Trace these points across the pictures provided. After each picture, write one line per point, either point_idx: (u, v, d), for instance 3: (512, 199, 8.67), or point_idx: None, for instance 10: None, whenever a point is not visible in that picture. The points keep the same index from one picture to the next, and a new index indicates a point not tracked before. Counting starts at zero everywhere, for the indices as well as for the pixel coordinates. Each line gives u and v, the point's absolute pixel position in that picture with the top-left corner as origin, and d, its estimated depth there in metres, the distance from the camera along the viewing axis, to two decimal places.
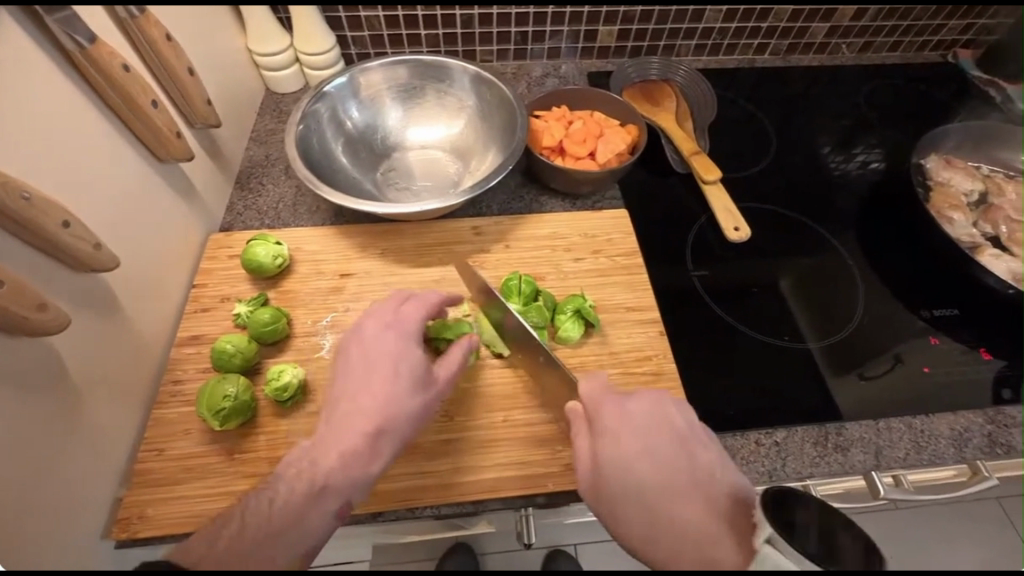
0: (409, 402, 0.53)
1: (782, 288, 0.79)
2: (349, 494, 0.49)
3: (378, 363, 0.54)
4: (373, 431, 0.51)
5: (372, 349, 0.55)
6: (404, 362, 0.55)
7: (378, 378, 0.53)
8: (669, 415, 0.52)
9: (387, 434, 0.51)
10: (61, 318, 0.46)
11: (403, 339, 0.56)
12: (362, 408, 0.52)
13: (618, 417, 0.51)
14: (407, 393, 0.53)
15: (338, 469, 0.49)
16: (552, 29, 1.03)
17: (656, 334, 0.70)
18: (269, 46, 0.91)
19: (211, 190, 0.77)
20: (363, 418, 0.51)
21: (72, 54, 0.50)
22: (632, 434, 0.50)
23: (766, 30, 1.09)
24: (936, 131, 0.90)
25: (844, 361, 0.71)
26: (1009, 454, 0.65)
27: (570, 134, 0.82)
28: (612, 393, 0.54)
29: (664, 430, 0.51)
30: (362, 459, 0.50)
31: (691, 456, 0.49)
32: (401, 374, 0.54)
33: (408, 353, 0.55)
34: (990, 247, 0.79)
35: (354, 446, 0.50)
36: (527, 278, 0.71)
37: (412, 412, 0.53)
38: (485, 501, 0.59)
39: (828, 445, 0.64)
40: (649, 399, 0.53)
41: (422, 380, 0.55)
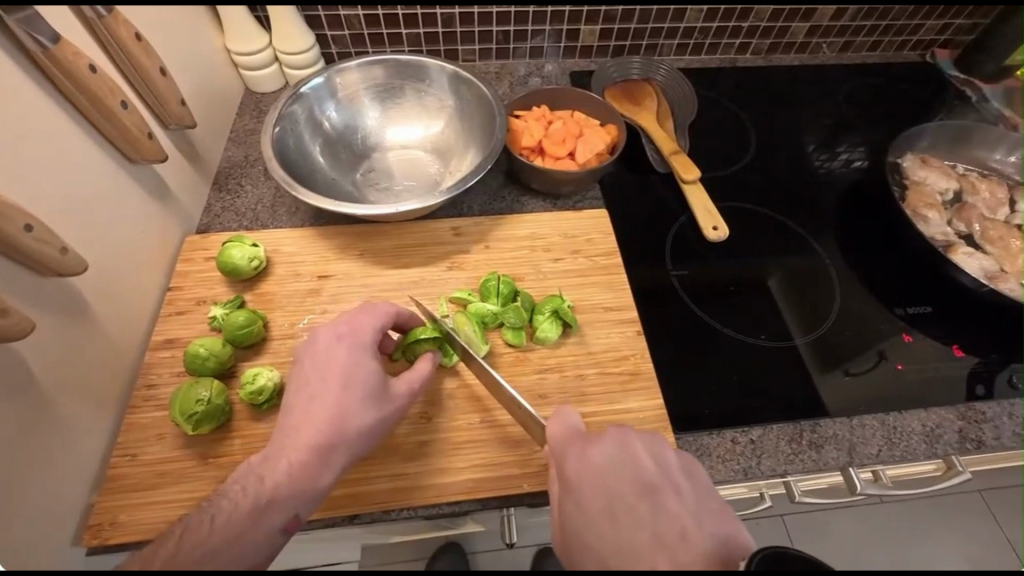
0: (364, 412, 0.53)
1: (771, 287, 0.80)
2: (298, 506, 0.48)
3: (333, 374, 0.54)
4: (333, 418, 0.51)
5: (328, 360, 0.55)
6: (359, 371, 0.54)
7: (333, 390, 0.53)
8: (637, 458, 0.47)
9: (338, 444, 0.51)
10: (23, 323, 0.46)
11: (359, 349, 0.56)
12: (316, 419, 0.51)
13: (580, 464, 0.47)
14: (364, 403, 0.53)
15: (285, 482, 0.48)
16: (534, 29, 1.03)
17: (634, 334, 0.70)
18: (246, 46, 0.90)
19: (187, 192, 0.77)
20: (314, 430, 0.50)
21: (34, 54, 0.49)
22: (595, 484, 0.46)
23: (747, 30, 1.09)
24: (912, 130, 0.91)
25: (823, 359, 0.72)
26: (980, 448, 0.66)
27: (550, 134, 0.82)
28: (580, 434, 0.50)
29: (632, 478, 0.46)
30: (314, 470, 0.49)
31: (660, 508, 0.44)
32: (357, 384, 0.54)
33: (364, 363, 0.55)
34: (963, 245, 0.80)
35: (304, 458, 0.49)
36: (506, 278, 0.71)
37: (366, 423, 0.53)
38: (462, 502, 0.59)
39: (803, 442, 0.65)
40: (615, 441, 0.48)
41: (379, 391, 0.55)
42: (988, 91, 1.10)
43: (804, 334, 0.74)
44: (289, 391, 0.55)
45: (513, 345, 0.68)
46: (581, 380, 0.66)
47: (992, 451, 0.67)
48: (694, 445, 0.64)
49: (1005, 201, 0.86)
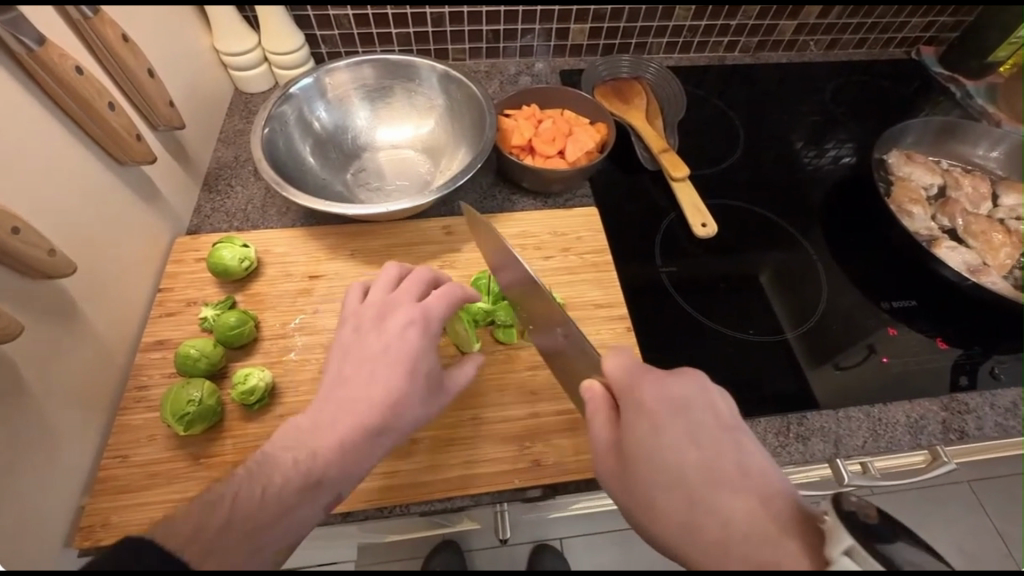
0: (417, 402, 0.54)
1: (762, 281, 0.81)
2: (343, 486, 0.49)
3: (397, 359, 0.54)
4: (394, 405, 0.52)
5: (392, 343, 0.55)
6: (421, 359, 0.55)
7: (394, 375, 0.53)
8: (712, 399, 0.48)
9: (389, 429, 0.52)
10: (11, 326, 0.46)
11: (427, 338, 0.56)
12: (376, 400, 0.51)
13: (659, 394, 0.48)
14: (419, 392, 0.54)
15: (338, 461, 0.48)
16: (523, 28, 1.03)
17: (624, 330, 0.71)
18: (235, 46, 0.90)
19: (177, 193, 0.76)
20: (372, 409, 0.51)
21: (20, 56, 0.49)
22: (667, 415, 0.46)
23: (735, 28, 1.10)
24: (897, 127, 0.92)
25: (819, 354, 0.73)
26: (963, 439, 0.68)
27: (539, 133, 0.83)
28: (643, 368, 0.50)
29: (706, 415, 0.47)
30: (363, 453, 0.50)
31: (735, 445, 0.45)
32: (418, 373, 0.54)
33: (426, 352, 0.56)
34: (947, 240, 0.82)
35: (361, 438, 0.50)
36: (496, 276, 0.71)
37: (416, 413, 0.54)
38: (454, 498, 0.60)
39: (789, 435, 0.66)
40: (691, 381, 0.49)
41: (433, 381, 0.56)
42: (972, 88, 1.12)
43: (795, 329, 0.75)
44: (338, 366, 0.55)
45: (505, 341, 0.69)
46: None
47: (975, 441, 0.68)
48: None
49: (987, 196, 0.88)
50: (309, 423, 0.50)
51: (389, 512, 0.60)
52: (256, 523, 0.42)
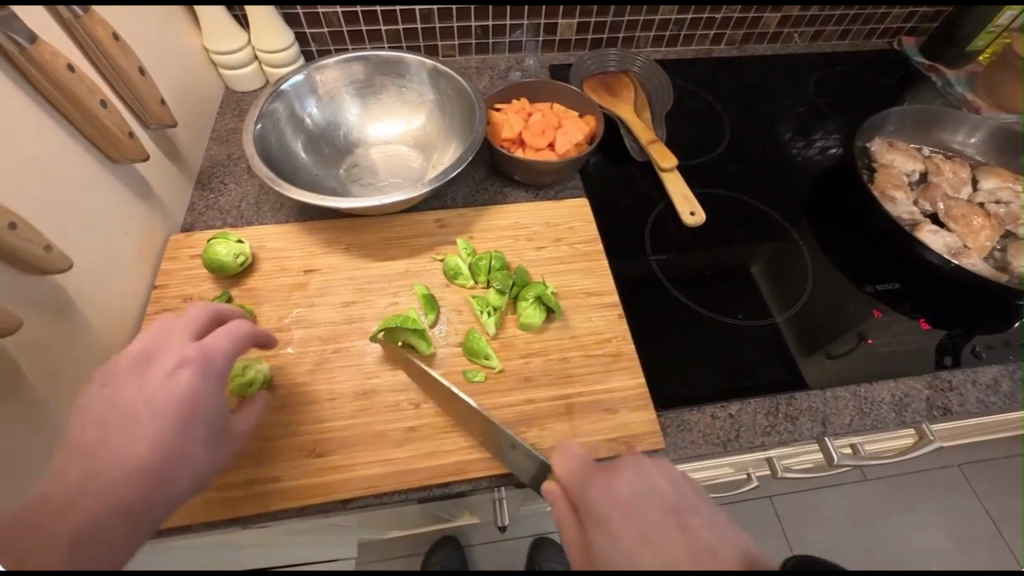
0: (203, 446, 0.49)
1: (753, 272, 0.82)
2: (133, 541, 0.41)
3: (179, 398, 0.48)
4: (177, 453, 0.46)
5: (160, 386, 0.48)
6: (207, 400, 0.50)
7: (174, 419, 0.47)
8: (655, 483, 0.47)
9: (170, 477, 0.45)
10: (10, 320, 0.46)
11: (209, 376, 0.51)
12: (195, 445, 0.46)
13: (603, 493, 0.47)
14: (209, 436, 0.49)
15: (122, 513, 0.41)
16: (512, 23, 1.04)
17: (616, 317, 0.72)
18: (226, 45, 0.90)
19: (169, 191, 0.77)
20: (164, 458, 0.45)
21: (11, 54, 0.49)
22: (618, 509, 0.45)
23: (721, 21, 1.12)
24: (878, 115, 0.94)
25: (813, 342, 0.74)
26: (947, 415, 0.70)
27: (529, 126, 0.84)
28: (590, 468, 0.52)
29: (653, 502, 0.45)
30: (149, 502, 0.43)
31: (686, 525, 0.42)
32: (199, 416, 0.49)
33: (212, 393, 0.50)
34: (929, 224, 0.84)
35: (147, 483, 0.43)
36: (497, 254, 0.74)
37: (203, 458, 0.48)
38: (454, 483, 0.61)
39: (779, 415, 0.67)
40: (632, 470, 0.49)
41: (217, 432, 0.51)
42: (952, 77, 1.14)
43: (783, 312, 0.78)
44: (77, 429, 0.44)
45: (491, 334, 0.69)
46: (565, 363, 0.68)
47: (959, 417, 0.70)
48: (675, 422, 0.66)
49: (967, 181, 0.90)
50: (93, 493, 0.41)
51: (389, 499, 0.60)
52: None
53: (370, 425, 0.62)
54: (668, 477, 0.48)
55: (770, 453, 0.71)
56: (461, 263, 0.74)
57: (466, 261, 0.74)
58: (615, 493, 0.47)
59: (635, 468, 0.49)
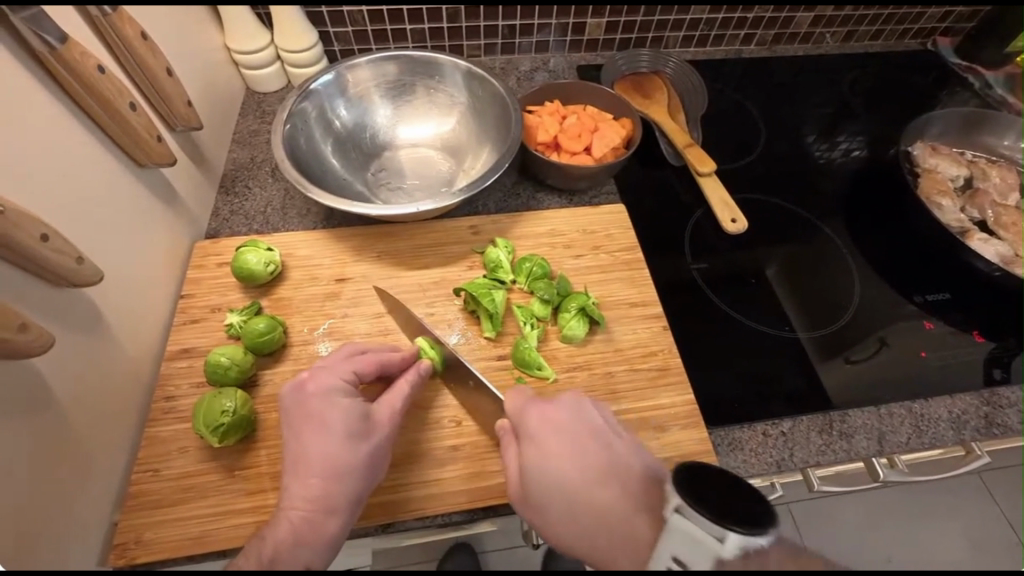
0: (351, 453, 0.50)
1: (768, 275, 0.80)
2: (309, 560, 0.46)
3: (306, 424, 0.50)
4: (329, 464, 0.49)
5: (296, 411, 0.51)
6: (333, 414, 0.51)
7: (307, 442, 0.50)
8: (588, 414, 0.53)
9: (335, 494, 0.48)
10: (43, 338, 0.44)
11: (331, 392, 0.52)
12: (304, 474, 0.48)
13: (541, 424, 0.52)
14: (352, 443, 0.50)
15: (291, 541, 0.46)
16: (540, 23, 1.01)
17: (660, 329, 0.70)
18: (249, 44, 0.87)
19: (195, 196, 0.74)
20: (304, 485, 0.48)
21: (40, 54, 0.46)
22: (550, 436, 0.51)
23: (753, 20, 1.09)
24: (921, 119, 0.91)
25: (832, 346, 0.72)
26: (1005, 433, 0.67)
27: (565, 129, 0.81)
28: (527, 399, 0.55)
29: (580, 429, 0.52)
30: (316, 523, 0.47)
31: (607, 447, 0.50)
32: (336, 429, 0.50)
33: (336, 405, 0.51)
34: (978, 231, 0.81)
35: (304, 511, 0.47)
36: (540, 260, 0.71)
37: (357, 464, 0.50)
38: (499, 506, 0.58)
39: (832, 433, 0.65)
40: (570, 405, 0.53)
41: (362, 430, 0.51)
42: (990, 77, 1.11)
43: (806, 326, 0.74)
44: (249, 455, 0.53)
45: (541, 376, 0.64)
46: (609, 378, 0.65)
47: (1017, 435, 0.67)
48: (726, 439, 0.64)
49: (1015, 186, 0.87)
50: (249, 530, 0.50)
51: (430, 521, 0.58)
52: None
53: (412, 443, 0.60)
54: (605, 414, 0.54)
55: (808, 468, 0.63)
56: (501, 256, 0.72)
57: (507, 255, 0.72)
58: (552, 425, 0.52)
59: (582, 403, 0.54)
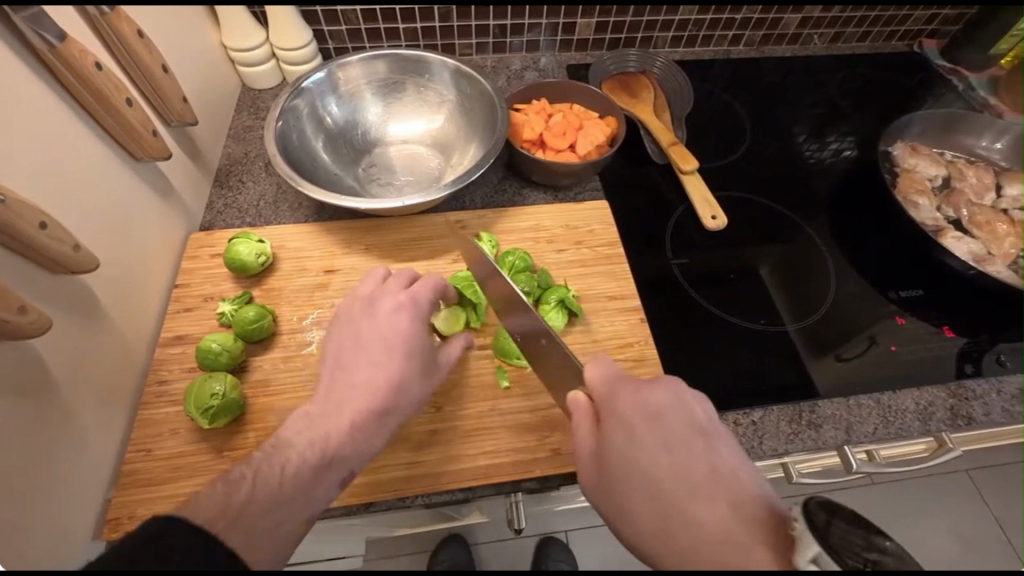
0: (416, 380, 0.56)
1: (764, 276, 0.81)
2: (352, 464, 0.49)
3: (390, 339, 0.55)
4: (399, 382, 0.54)
5: (384, 324, 0.56)
6: (415, 341, 0.57)
7: (388, 355, 0.54)
8: (689, 405, 0.48)
9: (393, 411, 0.53)
10: (42, 321, 0.46)
11: (402, 316, 0.57)
12: (373, 385, 0.53)
13: (630, 401, 0.48)
14: (414, 369, 0.55)
15: (350, 442, 0.49)
16: (530, 22, 1.03)
17: (638, 321, 0.72)
18: (245, 41, 0.89)
19: (190, 188, 0.76)
20: (375, 394, 0.52)
21: (42, 53, 0.49)
22: (646, 421, 0.47)
23: (741, 22, 1.11)
24: (902, 119, 0.93)
25: (822, 344, 0.74)
26: (969, 425, 0.69)
27: (550, 127, 0.83)
28: (621, 378, 0.51)
29: (685, 420, 0.47)
30: (369, 436, 0.51)
31: (713, 450, 0.45)
32: (402, 349, 0.55)
33: (406, 328, 0.57)
34: (953, 230, 0.83)
35: (367, 420, 0.51)
36: (523, 254, 0.74)
37: (417, 392, 0.55)
38: (478, 487, 0.60)
39: (802, 422, 0.67)
40: (669, 388, 0.49)
41: (429, 365, 0.58)
42: (974, 80, 1.12)
43: (795, 320, 0.76)
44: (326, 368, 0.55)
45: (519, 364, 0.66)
46: None
47: (982, 427, 0.69)
48: None
49: (991, 186, 0.89)
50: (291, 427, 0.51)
51: (411, 502, 0.60)
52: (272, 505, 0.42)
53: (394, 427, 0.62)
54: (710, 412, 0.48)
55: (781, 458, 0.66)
56: (485, 250, 0.74)
57: (490, 248, 0.74)
58: (648, 410, 0.47)
59: (684, 392, 0.49)
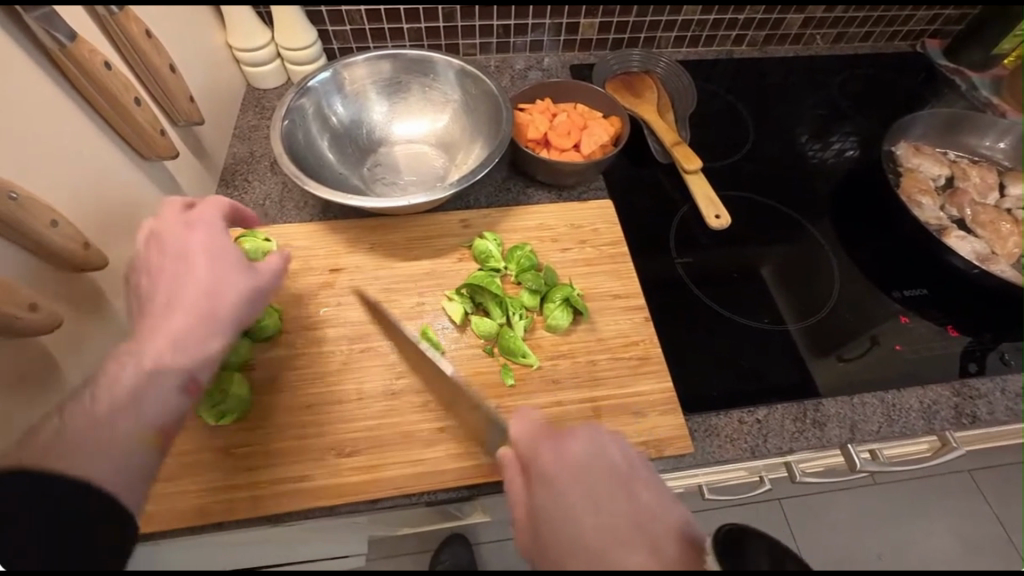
0: (224, 287, 0.58)
1: (764, 275, 0.82)
2: (187, 375, 0.53)
3: (184, 255, 0.58)
4: (192, 302, 0.56)
5: (195, 243, 0.58)
6: (200, 266, 0.57)
7: (189, 277, 0.56)
8: (606, 450, 0.49)
9: (204, 322, 0.56)
10: (51, 318, 0.47)
11: (206, 237, 0.59)
12: (176, 309, 0.55)
13: (552, 457, 0.48)
14: (226, 276, 0.58)
15: (166, 359, 0.52)
16: (534, 23, 1.04)
17: (642, 320, 0.72)
18: (250, 42, 0.90)
19: (196, 187, 0.77)
20: (188, 311, 0.55)
21: (51, 51, 0.49)
22: (568, 473, 0.47)
23: (744, 22, 1.11)
24: (905, 118, 0.93)
25: (826, 344, 0.74)
26: (974, 423, 0.69)
27: (554, 126, 0.84)
28: (542, 433, 0.51)
29: (602, 470, 0.48)
30: (198, 349, 0.54)
31: (633, 496, 0.46)
32: (199, 278, 0.57)
33: (205, 256, 0.58)
34: (956, 229, 0.83)
35: (183, 340, 0.54)
36: (530, 252, 0.74)
37: (220, 307, 0.56)
38: (483, 484, 0.61)
39: (806, 421, 0.67)
40: (586, 437, 0.50)
41: (240, 267, 0.59)
42: (977, 80, 1.13)
43: (798, 321, 0.76)
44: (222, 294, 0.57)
45: (526, 363, 0.67)
46: (592, 366, 0.68)
47: (986, 425, 0.70)
48: (702, 426, 0.66)
49: (994, 186, 0.89)
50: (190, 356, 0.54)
51: (417, 500, 0.61)
52: (77, 442, 0.46)
53: (400, 424, 0.62)
54: (626, 450, 0.50)
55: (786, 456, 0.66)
56: (491, 247, 0.74)
57: (496, 246, 0.75)
58: (592, 462, 0.48)
59: (599, 437, 0.50)
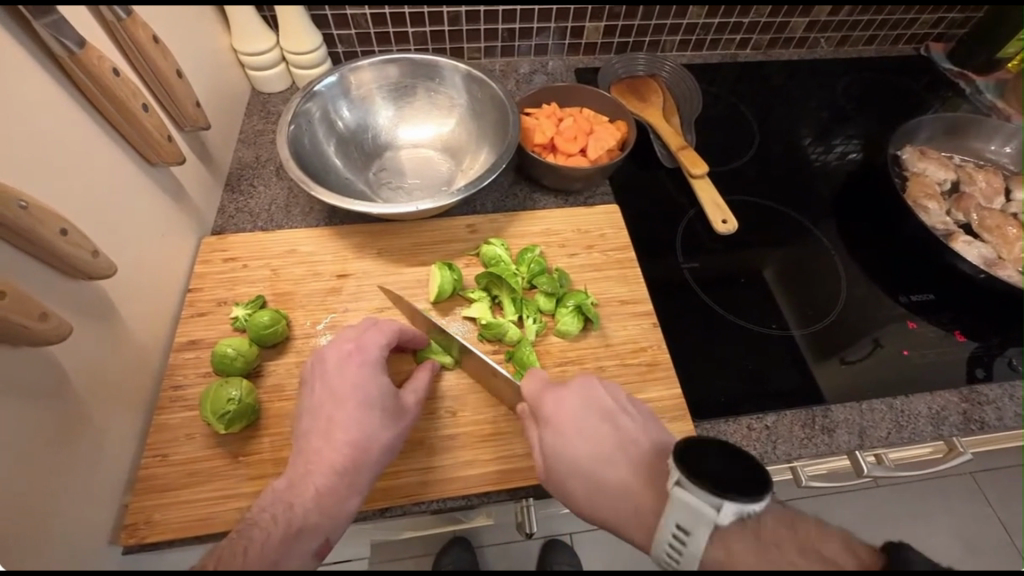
0: (384, 429, 0.54)
1: (768, 279, 0.81)
2: (329, 531, 0.49)
3: (345, 399, 0.55)
4: (363, 437, 0.53)
5: (337, 380, 0.56)
6: (370, 389, 0.55)
7: (347, 411, 0.54)
8: None
9: (363, 465, 0.52)
10: (62, 327, 0.46)
11: (370, 367, 0.57)
12: (336, 441, 0.52)
13: (654, 447, 0.48)
14: (381, 423, 0.54)
15: (315, 508, 0.49)
16: (539, 26, 1.04)
17: (650, 325, 0.72)
18: (255, 46, 0.90)
19: (201, 192, 0.76)
20: (336, 452, 0.52)
21: (60, 58, 0.49)
22: None
23: (748, 26, 1.11)
24: (910, 123, 0.93)
25: (830, 348, 0.74)
26: (982, 429, 0.69)
27: (561, 131, 0.84)
28: (637, 423, 0.52)
29: None
30: (340, 494, 0.50)
31: None
32: (371, 403, 0.55)
33: (374, 380, 0.56)
34: (963, 234, 0.83)
35: (330, 478, 0.51)
36: (538, 257, 0.74)
37: (387, 441, 0.54)
38: (492, 492, 0.60)
39: (815, 427, 0.67)
40: None
41: (395, 408, 0.56)
42: (981, 83, 1.13)
43: (804, 327, 0.76)
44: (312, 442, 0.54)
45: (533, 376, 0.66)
46: (599, 372, 0.68)
47: (994, 431, 0.70)
48: (711, 432, 0.66)
49: (1000, 190, 0.89)
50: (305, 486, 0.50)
51: (425, 507, 0.60)
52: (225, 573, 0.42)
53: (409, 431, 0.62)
54: None
55: (794, 462, 0.66)
56: (499, 252, 0.74)
57: (504, 251, 0.75)
58: None
59: None
